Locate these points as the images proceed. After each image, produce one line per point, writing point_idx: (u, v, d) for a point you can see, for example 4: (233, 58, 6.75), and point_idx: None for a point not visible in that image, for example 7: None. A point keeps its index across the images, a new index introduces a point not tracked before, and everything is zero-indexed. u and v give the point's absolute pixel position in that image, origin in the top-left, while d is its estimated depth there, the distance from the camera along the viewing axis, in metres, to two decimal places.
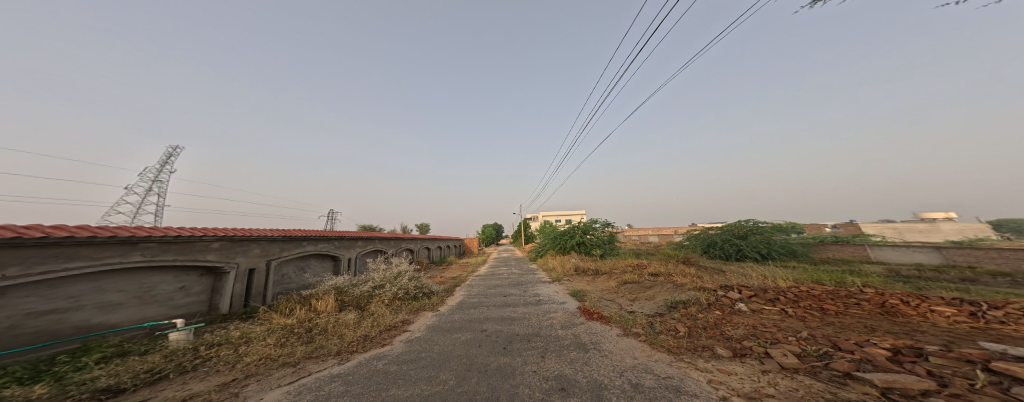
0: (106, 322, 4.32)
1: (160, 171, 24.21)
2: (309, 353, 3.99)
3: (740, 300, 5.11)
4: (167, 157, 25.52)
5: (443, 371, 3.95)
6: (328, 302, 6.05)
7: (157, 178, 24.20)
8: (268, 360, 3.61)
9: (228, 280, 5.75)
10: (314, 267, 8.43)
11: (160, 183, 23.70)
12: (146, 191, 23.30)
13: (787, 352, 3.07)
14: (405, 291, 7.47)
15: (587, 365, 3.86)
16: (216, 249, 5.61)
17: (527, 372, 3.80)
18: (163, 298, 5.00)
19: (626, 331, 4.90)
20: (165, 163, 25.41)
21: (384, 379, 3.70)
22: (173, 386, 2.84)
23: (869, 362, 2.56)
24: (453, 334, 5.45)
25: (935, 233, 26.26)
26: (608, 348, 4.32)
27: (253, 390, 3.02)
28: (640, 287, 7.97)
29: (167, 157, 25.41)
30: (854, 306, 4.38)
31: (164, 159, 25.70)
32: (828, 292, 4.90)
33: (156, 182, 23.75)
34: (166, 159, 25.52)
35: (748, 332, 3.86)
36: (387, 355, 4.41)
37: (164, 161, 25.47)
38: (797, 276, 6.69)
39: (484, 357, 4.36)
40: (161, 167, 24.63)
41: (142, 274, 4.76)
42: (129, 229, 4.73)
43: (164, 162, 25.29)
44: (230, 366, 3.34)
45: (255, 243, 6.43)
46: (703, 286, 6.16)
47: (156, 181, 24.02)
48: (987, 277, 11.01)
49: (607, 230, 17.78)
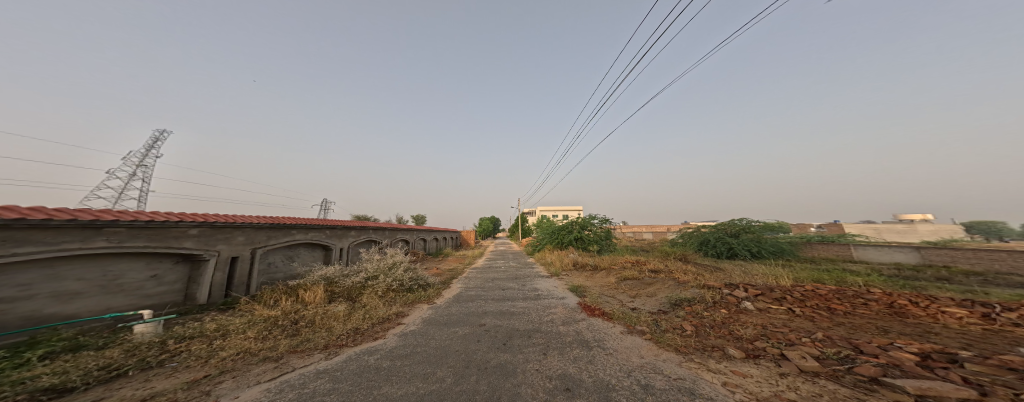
0: (63, 313, 3.82)
1: (145, 155, 23.27)
2: (293, 347, 3.72)
3: (746, 298, 4.93)
4: (153, 140, 24.63)
5: (440, 368, 3.73)
6: (316, 293, 5.69)
7: (142, 162, 23.40)
8: (247, 355, 3.32)
9: (208, 268, 5.34)
10: (303, 256, 8.05)
11: (146, 169, 22.27)
12: (132, 177, 22.42)
13: (805, 354, 2.90)
14: (400, 283, 7.20)
15: (591, 364, 3.68)
16: (195, 235, 5.15)
17: (529, 371, 3.60)
18: (131, 287, 4.51)
19: (630, 328, 4.76)
20: (153, 147, 24.53)
21: (376, 376, 3.46)
22: (132, 384, 2.52)
23: (897, 368, 2.41)
24: (450, 328, 5.22)
25: (911, 234, 27.29)
26: (613, 347, 4.16)
27: (227, 388, 2.74)
28: (640, 284, 7.87)
29: (154, 142, 24.70)
30: (862, 306, 4.08)
31: (153, 144, 24.88)
32: (835, 292, 4.64)
33: (140, 167, 22.72)
34: (151, 144, 24.21)
35: (758, 332, 3.73)
36: (380, 349, 4.16)
37: (151, 145, 24.68)
38: (797, 275, 6.56)
39: (484, 353, 4.14)
40: (147, 151, 23.11)
41: (108, 260, 4.25)
42: (92, 212, 4.17)
43: (150, 148, 23.83)
44: (202, 361, 3.01)
45: (239, 230, 6.00)
46: (706, 284, 6.03)
47: (139, 166, 23.07)
48: (962, 276, 11.42)
49: (603, 226, 17.72)
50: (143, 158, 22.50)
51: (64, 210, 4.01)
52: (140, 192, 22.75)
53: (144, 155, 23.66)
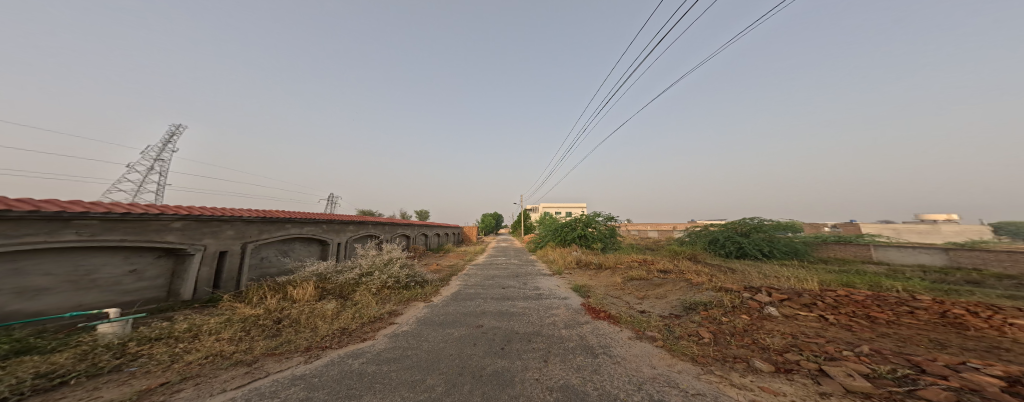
0: (27, 310, 3.58)
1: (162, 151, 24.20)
2: (271, 349, 3.43)
3: (770, 303, 4.45)
4: (169, 135, 25.46)
5: (430, 375, 3.40)
6: (306, 290, 5.43)
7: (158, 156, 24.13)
8: (217, 359, 3.03)
9: (193, 263, 5.12)
10: (297, 251, 7.81)
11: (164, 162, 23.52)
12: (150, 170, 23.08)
13: (852, 372, 2.43)
14: (396, 280, 6.90)
15: (596, 374, 3.30)
16: (178, 229, 4.93)
17: (528, 381, 3.24)
18: (107, 283, 4.28)
19: (639, 334, 4.36)
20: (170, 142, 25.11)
21: (358, 383, 3.14)
22: (77, 393, 2.25)
23: (975, 394, 1.94)
24: (445, 330, 4.89)
25: (933, 234, 26.00)
26: (621, 354, 3.78)
27: (185, 398, 2.44)
28: (649, 285, 7.42)
29: (171, 136, 25.40)
30: (907, 315, 3.59)
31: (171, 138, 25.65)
32: (874, 298, 4.13)
33: (157, 161, 23.42)
34: (168, 139, 24.82)
35: (788, 343, 3.29)
36: (366, 353, 3.84)
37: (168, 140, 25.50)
38: (824, 278, 6.01)
39: (479, 359, 3.80)
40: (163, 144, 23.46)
41: (80, 254, 4.03)
42: (61, 204, 3.95)
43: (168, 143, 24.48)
44: (164, 366, 2.74)
45: (228, 224, 5.77)
46: (722, 286, 5.56)
47: (156, 160, 23.71)
48: (994, 279, 10.64)
49: (608, 224, 17.22)
50: (160, 153, 22.95)
51: (29, 201, 3.78)
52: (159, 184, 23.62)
53: (163, 149, 24.56)
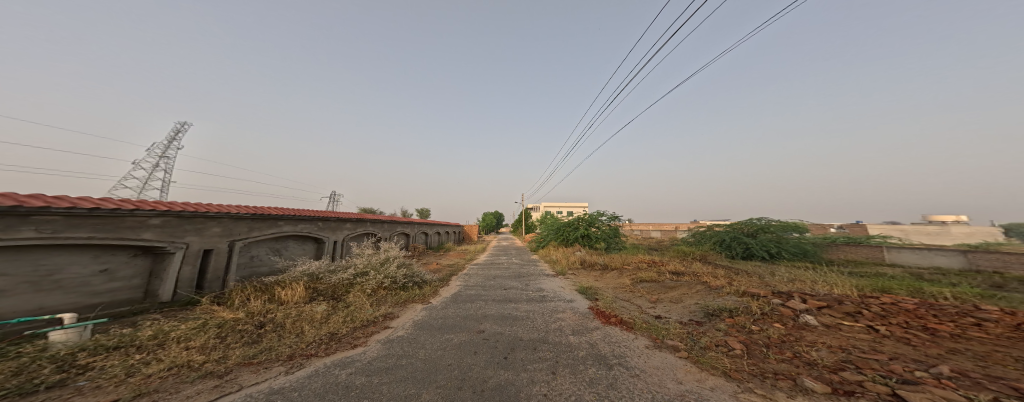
0: None
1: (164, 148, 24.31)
2: (248, 358, 3.03)
3: (805, 311, 4.01)
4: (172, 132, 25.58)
5: (426, 388, 2.98)
6: (295, 292, 5.03)
7: (163, 154, 24.31)
8: (184, 370, 2.64)
9: (172, 263, 4.76)
10: (290, 250, 7.43)
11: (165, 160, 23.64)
12: (151, 168, 23.13)
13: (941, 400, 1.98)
14: (393, 280, 6.50)
15: (614, 390, 2.87)
16: (156, 226, 4.55)
17: (535, 396, 2.81)
18: (73, 284, 3.91)
19: (658, 342, 3.93)
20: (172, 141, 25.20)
21: (343, 398, 2.72)
22: None
23: None
24: (443, 335, 4.48)
25: (944, 236, 25.31)
26: (639, 366, 3.34)
27: None
28: (661, 287, 6.96)
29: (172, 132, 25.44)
30: (973, 327, 3.14)
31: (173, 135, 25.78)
32: (928, 308, 3.67)
33: (160, 158, 23.57)
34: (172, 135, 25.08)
35: (839, 358, 2.85)
36: (356, 361, 3.43)
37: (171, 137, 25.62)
38: (855, 282, 5.53)
39: (480, 370, 3.38)
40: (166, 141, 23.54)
41: (42, 253, 3.66)
42: (20, 198, 3.57)
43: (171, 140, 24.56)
44: (117, 381, 2.35)
45: (214, 221, 5.40)
46: (745, 291, 5.13)
47: (161, 157, 24.18)
48: (1017, 283, 10.11)
49: (612, 223, 16.76)
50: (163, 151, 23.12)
51: None
52: (160, 181, 23.65)
53: (166, 147, 24.76)
